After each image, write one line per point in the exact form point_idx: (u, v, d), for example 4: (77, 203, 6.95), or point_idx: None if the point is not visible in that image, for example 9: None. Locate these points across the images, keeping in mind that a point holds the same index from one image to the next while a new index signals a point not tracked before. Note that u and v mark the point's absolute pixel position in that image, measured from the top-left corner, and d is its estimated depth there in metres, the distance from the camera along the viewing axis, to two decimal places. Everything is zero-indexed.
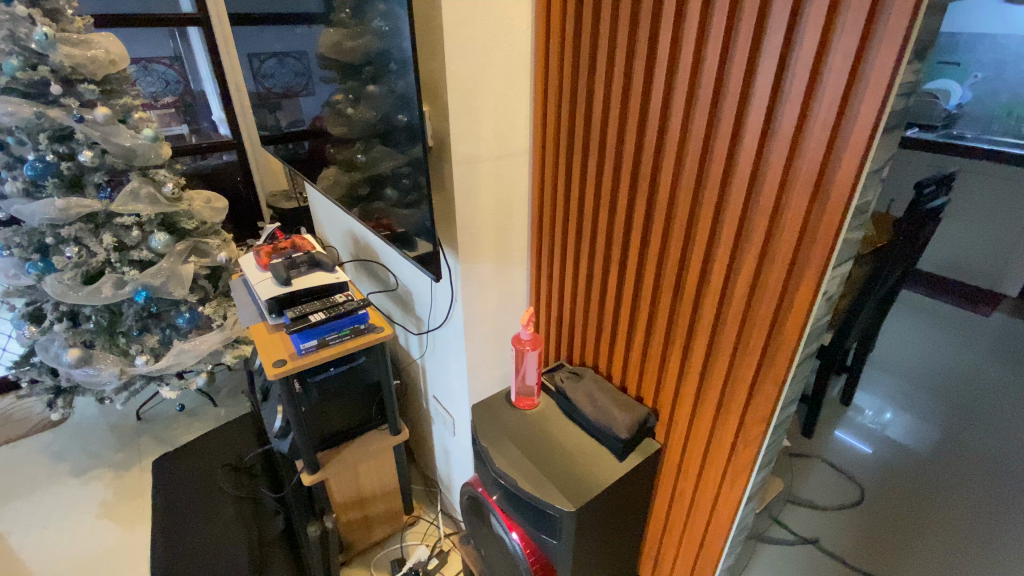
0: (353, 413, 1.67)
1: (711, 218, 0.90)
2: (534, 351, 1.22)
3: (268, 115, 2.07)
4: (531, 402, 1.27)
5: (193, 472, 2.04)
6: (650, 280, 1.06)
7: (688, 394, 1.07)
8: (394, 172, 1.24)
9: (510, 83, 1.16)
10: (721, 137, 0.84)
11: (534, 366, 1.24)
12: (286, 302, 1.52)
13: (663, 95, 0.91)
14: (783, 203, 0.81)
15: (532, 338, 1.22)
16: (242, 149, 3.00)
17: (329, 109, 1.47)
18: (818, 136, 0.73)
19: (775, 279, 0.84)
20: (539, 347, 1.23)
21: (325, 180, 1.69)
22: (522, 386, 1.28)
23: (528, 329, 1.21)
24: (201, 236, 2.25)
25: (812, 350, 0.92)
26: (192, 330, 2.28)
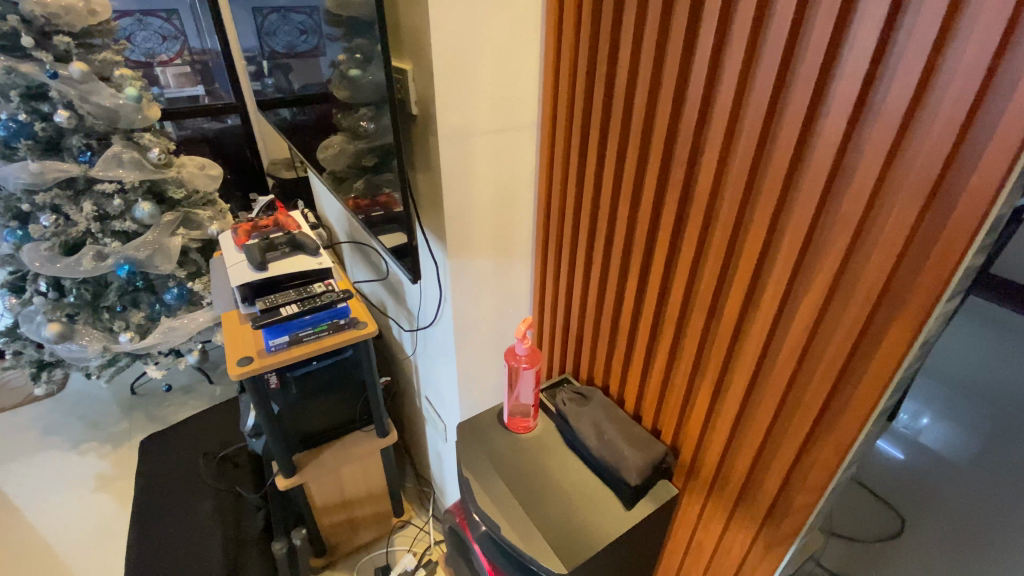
0: (335, 412, 1.50)
1: (766, 229, 0.67)
2: (530, 368, 1.02)
3: (271, 73, 1.84)
4: (528, 426, 1.08)
5: (177, 457, 1.94)
6: (677, 299, 0.84)
7: (717, 441, 0.86)
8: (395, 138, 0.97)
9: (515, 39, 0.93)
10: (789, 117, 0.60)
11: (532, 384, 1.05)
12: (259, 290, 1.35)
13: (712, 55, 0.67)
14: (874, 217, 0.57)
15: (529, 353, 1.02)
16: (245, 113, 2.83)
17: (332, 68, 1.23)
18: (942, 123, 0.49)
19: (853, 318, 0.61)
20: (536, 365, 1.03)
21: (331, 148, 1.43)
22: (517, 406, 1.08)
23: (524, 342, 1.01)
24: (191, 206, 2.09)
25: (891, 407, 0.69)
26: (182, 309, 2.16)
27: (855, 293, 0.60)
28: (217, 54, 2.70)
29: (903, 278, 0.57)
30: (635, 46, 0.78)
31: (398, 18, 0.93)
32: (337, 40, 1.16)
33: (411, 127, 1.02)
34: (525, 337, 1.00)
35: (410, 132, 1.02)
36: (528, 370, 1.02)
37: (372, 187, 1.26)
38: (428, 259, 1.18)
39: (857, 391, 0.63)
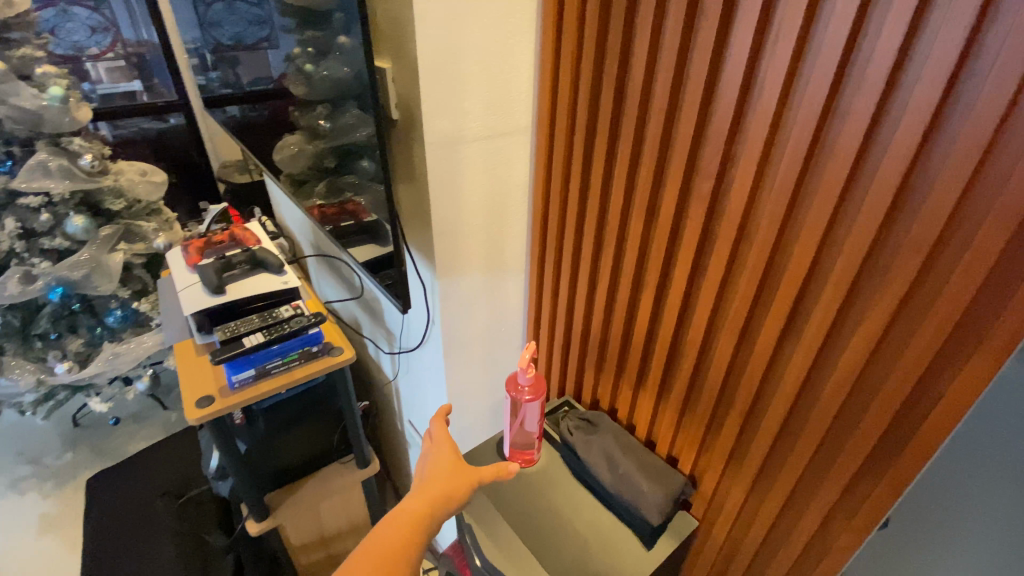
0: (310, 446, 1.36)
1: (814, 250, 0.59)
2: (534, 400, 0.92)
3: (218, 69, 1.66)
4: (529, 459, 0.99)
5: (133, 499, 1.76)
6: (701, 322, 0.77)
7: (747, 474, 0.79)
8: (372, 144, 0.85)
9: (509, 34, 0.82)
10: (848, 126, 0.53)
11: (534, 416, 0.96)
12: (216, 317, 1.21)
13: (750, 54, 0.59)
14: (948, 241, 0.51)
15: (531, 382, 0.92)
16: (189, 112, 2.60)
17: (287, 61, 1.09)
18: None
19: (919, 354, 0.54)
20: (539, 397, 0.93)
21: (289, 149, 1.28)
22: (518, 438, 0.99)
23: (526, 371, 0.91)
24: (132, 217, 1.88)
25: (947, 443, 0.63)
26: (127, 332, 1.95)
27: (922, 326, 0.54)
28: (155, 47, 2.46)
29: (981, 309, 0.51)
30: (653, 39, 0.68)
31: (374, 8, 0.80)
32: (292, 31, 1.02)
33: (390, 133, 0.90)
34: (527, 365, 0.91)
35: (391, 140, 0.90)
36: (529, 402, 0.92)
37: (337, 193, 1.13)
38: (414, 280, 1.07)
39: (920, 432, 0.57)
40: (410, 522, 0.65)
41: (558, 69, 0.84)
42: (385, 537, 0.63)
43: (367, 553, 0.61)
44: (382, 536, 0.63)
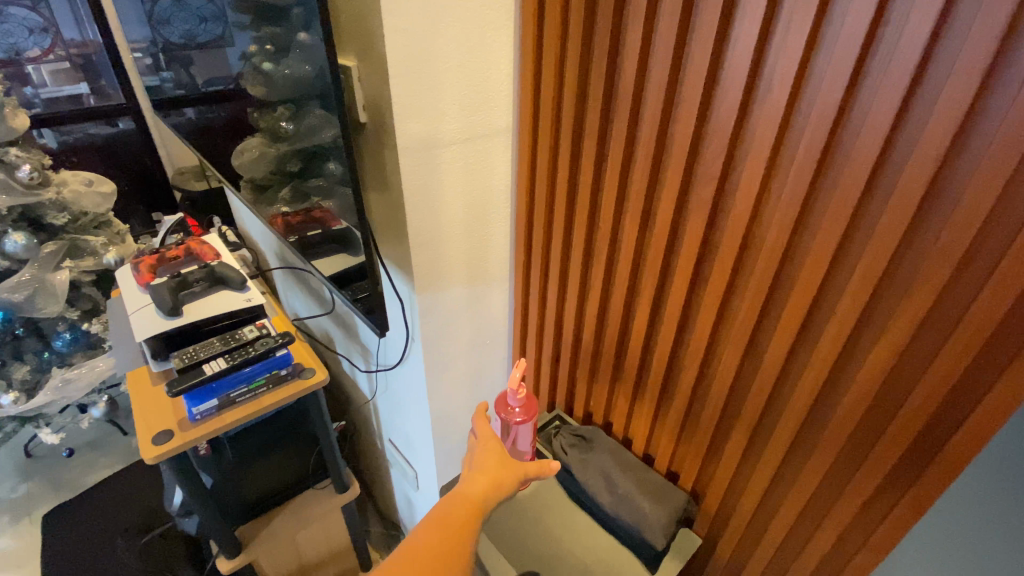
0: (284, 474, 1.27)
1: (829, 258, 0.55)
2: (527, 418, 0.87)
3: (168, 70, 1.54)
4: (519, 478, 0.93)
5: (93, 537, 1.63)
6: (703, 335, 0.72)
7: (754, 492, 0.75)
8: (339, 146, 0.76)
9: (486, 28, 0.76)
10: (869, 124, 0.48)
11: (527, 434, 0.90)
12: (172, 341, 1.10)
13: (757, 46, 0.54)
14: (980, 247, 0.47)
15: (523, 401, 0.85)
16: (139, 116, 2.43)
17: (241, 59, 0.99)
18: None
19: (948, 370, 0.50)
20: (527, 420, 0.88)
21: (249, 153, 1.18)
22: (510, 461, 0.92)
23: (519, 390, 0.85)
24: (78, 231, 1.74)
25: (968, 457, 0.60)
26: (78, 356, 1.81)
27: (951, 338, 0.50)
28: (100, 47, 2.28)
29: (1016, 319, 0.47)
30: (646, 32, 0.63)
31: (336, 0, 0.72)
32: (246, 26, 0.92)
33: (358, 135, 0.82)
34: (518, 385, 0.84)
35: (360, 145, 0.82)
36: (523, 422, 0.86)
37: (301, 199, 1.03)
38: (390, 295, 0.99)
39: (946, 451, 0.53)
40: (465, 509, 0.64)
41: (540, 64, 0.77)
42: (444, 520, 0.63)
43: (427, 537, 0.61)
44: (444, 516, 0.63)
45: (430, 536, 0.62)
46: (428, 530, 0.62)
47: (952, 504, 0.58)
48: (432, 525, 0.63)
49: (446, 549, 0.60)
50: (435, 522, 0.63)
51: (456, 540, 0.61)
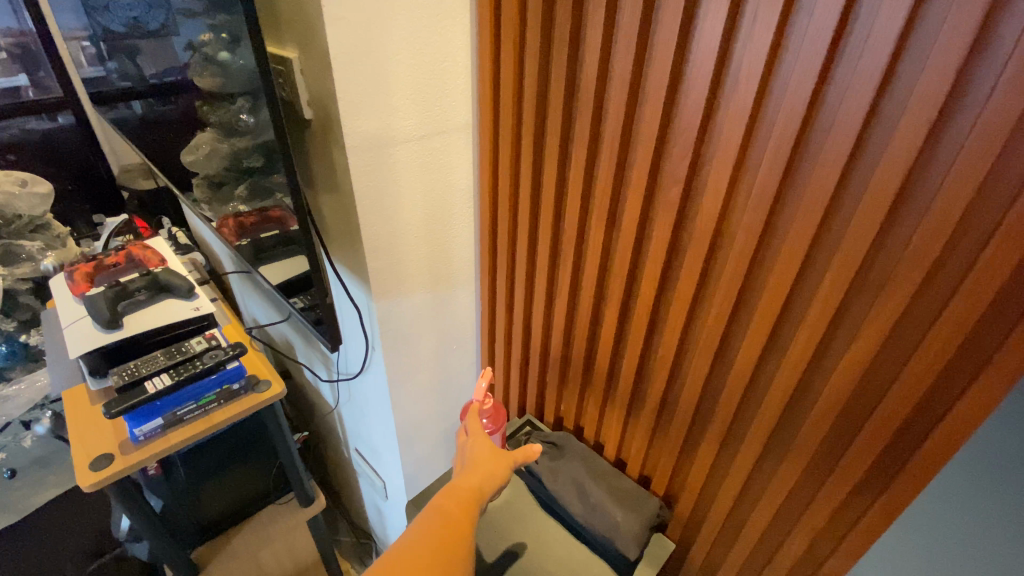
0: (243, 490, 1.20)
1: (800, 262, 0.53)
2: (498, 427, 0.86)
3: (108, 62, 1.43)
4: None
5: (38, 563, 1.52)
6: (672, 340, 0.69)
7: (725, 498, 0.73)
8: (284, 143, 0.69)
9: (440, 20, 0.71)
10: (840, 125, 0.46)
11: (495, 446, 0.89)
12: (111, 357, 1.01)
13: (723, 41, 0.51)
14: (952, 251, 0.45)
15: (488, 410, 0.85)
16: (80, 109, 2.26)
17: (189, 48, 0.88)
18: None
19: (920, 378, 0.49)
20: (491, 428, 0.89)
21: (199, 149, 1.08)
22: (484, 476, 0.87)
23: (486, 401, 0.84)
24: (12, 236, 1.61)
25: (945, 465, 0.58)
26: (17, 370, 1.67)
27: (922, 344, 0.48)
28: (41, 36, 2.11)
29: (988, 325, 0.46)
30: (611, 23, 0.59)
31: None
32: (195, 13, 0.80)
33: (291, 132, 0.77)
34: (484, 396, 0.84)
35: (300, 143, 0.78)
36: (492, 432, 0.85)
37: (259, 195, 0.95)
38: (335, 287, 0.95)
39: (917, 458, 0.52)
40: (462, 500, 0.65)
41: (499, 57, 0.73)
42: (446, 511, 0.63)
43: (430, 525, 0.61)
44: (443, 505, 0.64)
45: (433, 522, 0.61)
46: (432, 519, 0.62)
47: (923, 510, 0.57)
48: (432, 515, 0.62)
49: (452, 533, 0.60)
50: (437, 512, 0.62)
51: (461, 525, 0.61)
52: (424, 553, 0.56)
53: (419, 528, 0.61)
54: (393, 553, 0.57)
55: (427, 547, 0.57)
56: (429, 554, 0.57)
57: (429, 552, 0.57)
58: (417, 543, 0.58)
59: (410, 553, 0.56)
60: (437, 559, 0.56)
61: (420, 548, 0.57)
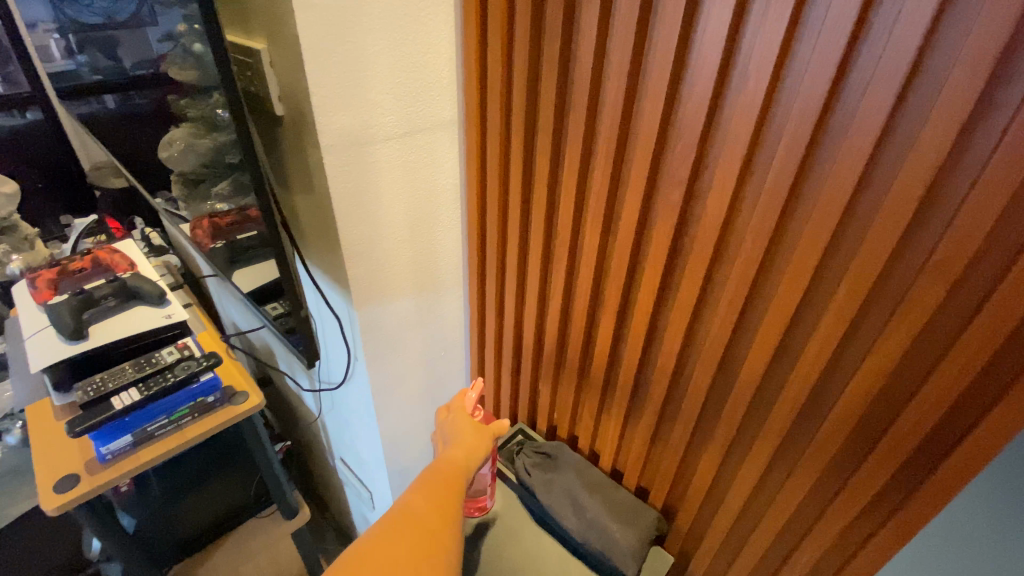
0: (222, 504, 1.15)
1: (812, 269, 0.49)
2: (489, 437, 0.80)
3: (75, 53, 1.34)
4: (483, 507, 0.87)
5: None
6: (673, 350, 0.65)
7: (728, 513, 0.70)
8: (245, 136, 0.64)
9: (421, 8, 0.66)
10: (860, 121, 0.41)
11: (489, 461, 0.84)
12: (77, 370, 0.95)
13: (732, 29, 0.46)
14: (978, 260, 0.42)
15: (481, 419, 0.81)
16: (50, 105, 2.09)
17: (166, 38, 0.76)
18: None
19: (942, 393, 0.45)
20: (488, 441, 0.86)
21: (173, 146, 1.01)
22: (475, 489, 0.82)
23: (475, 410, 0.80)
24: None
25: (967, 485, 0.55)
26: None
27: (945, 358, 0.45)
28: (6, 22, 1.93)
29: (1017, 340, 0.42)
30: (609, 8, 0.54)
31: None
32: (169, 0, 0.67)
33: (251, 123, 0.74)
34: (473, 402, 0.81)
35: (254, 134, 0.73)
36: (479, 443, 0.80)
37: (240, 191, 0.85)
38: (311, 292, 0.90)
39: (935, 478, 0.49)
40: (448, 476, 0.67)
41: (485, 49, 0.68)
42: (432, 486, 0.66)
43: (417, 500, 0.64)
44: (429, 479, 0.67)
45: (422, 496, 0.64)
46: (421, 492, 0.65)
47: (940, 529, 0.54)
48: (421, 490, 0.65)
49: (439, 505, 0.63)
50: (423, 488, 0.65)
51: (447, 498, 0.64)
52: (411, 524, 0.60)
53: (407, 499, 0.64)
54: (383, 525, 0.60)
55: (415, 520, 0.60)
56: (417, 526, 0.60)
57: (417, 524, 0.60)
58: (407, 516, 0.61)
59: (399, 526, 0.59)
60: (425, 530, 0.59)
61: (408, 519, 0.60)
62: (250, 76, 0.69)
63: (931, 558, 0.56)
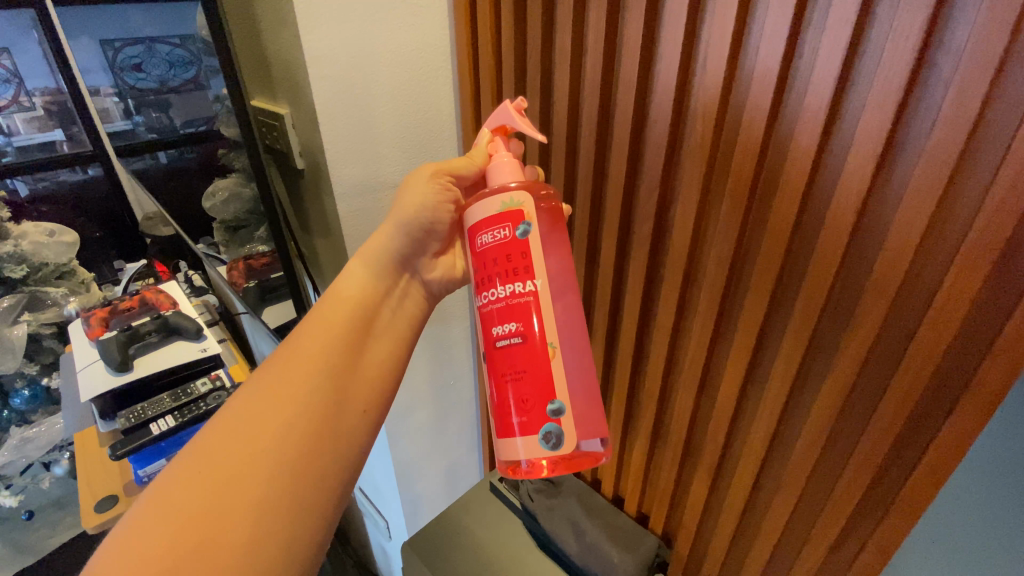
0: None
1: (768, 298, 0.53)
2: (472, 216, 0.52)
3: (134, 118, 1.51)
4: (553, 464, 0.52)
5: None
6: (657, 374, 0.69)
7: (722, 537, 0.72)
8: (265, 187, 0.75)
9: (423, 75, 0.75)
10: (794, 161, 0.47)
11: (506, 311, 0.50)
12: (121, 399, 1.04)
13: (679, 87, 0.53)
14: (914, 280, 0.46)
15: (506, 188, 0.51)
16: (108, 162, 2.31)
17: (215, 100, 0.83)
18: (1012, 174, 0.37)
19: (897, 409, 0.48)
20: (534, 278, 0.50)
21: (216, 196, 1.12)
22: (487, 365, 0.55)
23: (499, 154, 0.54)
24: (40, 283, 1.63)
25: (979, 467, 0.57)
26: (38, 414, 1.66)
27: (894, 377, 0.48)
28: (73, 90, 2.16)
29: (959, 354, 0.45)
30: (578, 72, 0.61)
31: (268, 54, 0.73)
32: (215, 67, 0.74)
33: (270, 164, 0.85)
34: (496, 146, 0.55)
35: (272, 182, 0.86)
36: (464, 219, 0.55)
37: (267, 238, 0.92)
38: None
39: (904, 495, 0.50)
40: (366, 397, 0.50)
41: (480, 107, 0.76)
42: (271, 385, 0.46)
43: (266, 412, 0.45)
44: (289, 357, 0.49)
45: (278, 379, 0.47)
46: (279, 372, 0.47)
47: (954, 492, 0.60)
48: (262, 391, 0.46)
49: (292, 391, 0.46)
50: (259, 390, 0.46)
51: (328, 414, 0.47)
52: (254, 425, 0.44)
53: (261, 375, 0.48)
54: (225, 414, 0.45)
55: (242, 431, 0.43)
56: (259, 430, 0.44)
57: (271, 417, 0.45)
58: (258, 400, 0.45)
59: (242, 431, 0.43)
60: (269, 432, 0.44)
61: (245, 427, 0.44)
62: (275, 135, 0.79)
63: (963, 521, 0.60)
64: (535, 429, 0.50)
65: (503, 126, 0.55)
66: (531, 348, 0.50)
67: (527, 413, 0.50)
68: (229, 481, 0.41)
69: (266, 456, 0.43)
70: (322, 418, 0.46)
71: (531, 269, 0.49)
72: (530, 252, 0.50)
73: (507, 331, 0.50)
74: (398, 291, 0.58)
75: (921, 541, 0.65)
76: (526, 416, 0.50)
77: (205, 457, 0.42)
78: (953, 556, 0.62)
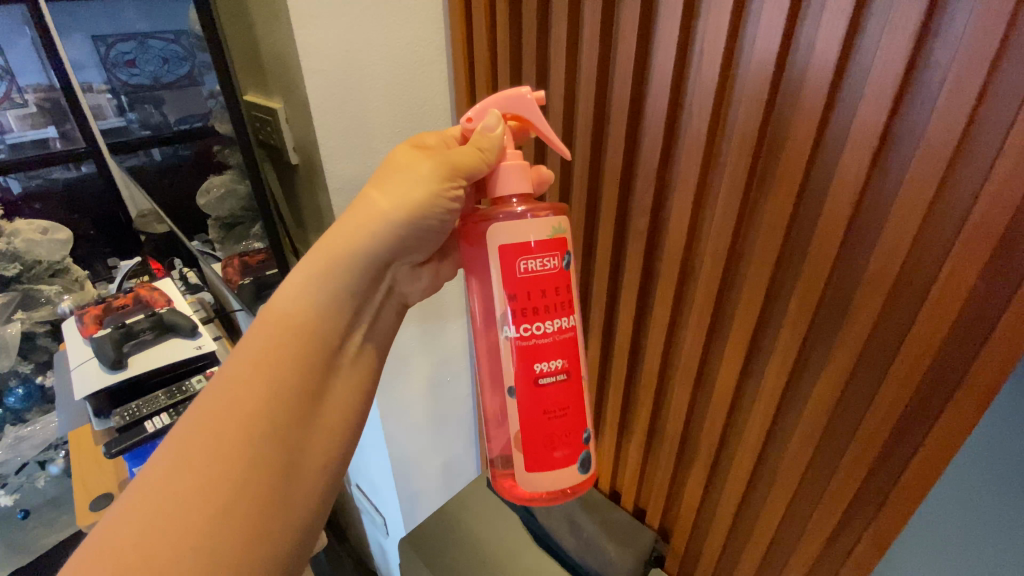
0: None
1: (764, 292, 0.53)
2: (506, 237, 0.47)
3: (127, 114, 1.50)
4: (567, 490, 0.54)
5: None
6: (653, 369, 0.69)
7: (719, 531, 0.72)
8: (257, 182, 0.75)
9: (418, 70, 0.74)
10: (789, 156, 0.47)
11: (555, 348, 0.49)
12: (116, 397, 1.04)
13: (675, 81, 0.52)
14: (911, 273, 0.45)
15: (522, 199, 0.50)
16: (101, 159, 2.29)
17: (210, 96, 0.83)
18: (1008, 167, 0.37)
19: (894, 402, 0.48)
20: (573, 314, 0.50)
21: (211, 193, 1.12)
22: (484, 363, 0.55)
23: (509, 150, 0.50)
24: (33, 281, 1.64)
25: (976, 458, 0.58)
26: (33, 413, 1.62)
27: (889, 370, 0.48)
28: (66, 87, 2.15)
29: (955, 348, 0.45)
30: (572, 68, 0.61)
31: (261, 49, 0.73)
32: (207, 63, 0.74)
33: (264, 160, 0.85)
34: (507, 138, 0.50)
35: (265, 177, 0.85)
36: (476, 227, 0.50)
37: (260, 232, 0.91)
38: None
39: (899, 489, 0.50)
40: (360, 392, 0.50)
41: (475, 102, 0.76)
42: (238, 396, 0.39)
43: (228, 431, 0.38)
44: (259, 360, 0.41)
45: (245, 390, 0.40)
46: (247, 381, 0.40)
47: (951, 483, 0.60)
48: (227, 405, 0.39)
49: (265, 405, 0.40)
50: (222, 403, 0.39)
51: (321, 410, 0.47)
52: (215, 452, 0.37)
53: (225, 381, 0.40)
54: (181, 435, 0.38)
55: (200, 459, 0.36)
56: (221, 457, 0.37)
57: (237, 442, 0.38)
58: (220, 420, 0.38)
59: (211, 443, 0.37)
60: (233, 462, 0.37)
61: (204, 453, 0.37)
62: (269, 130, 0.78)
63: (959, 513, 0.61)
64: (575, 458, 0.52)
65: (514, 113, 0.50)
66: (573, 383, 0.51)
67: (568, 447, 0.52)
68: (187, 501, 0.35)
69: (230, 474, 0.37)
70: (288, 438, 0.41)
71: (571, 304, 0.50)
72: (570, 286, 0.50)
73: (553, 369, 0.49)
74: (381, 295, 0.52)
75: (918, 534, 0.65)
76: (570, 449, 0.51)
77: (165, 469, 0.36)
78: (949, 549, 0.62)
